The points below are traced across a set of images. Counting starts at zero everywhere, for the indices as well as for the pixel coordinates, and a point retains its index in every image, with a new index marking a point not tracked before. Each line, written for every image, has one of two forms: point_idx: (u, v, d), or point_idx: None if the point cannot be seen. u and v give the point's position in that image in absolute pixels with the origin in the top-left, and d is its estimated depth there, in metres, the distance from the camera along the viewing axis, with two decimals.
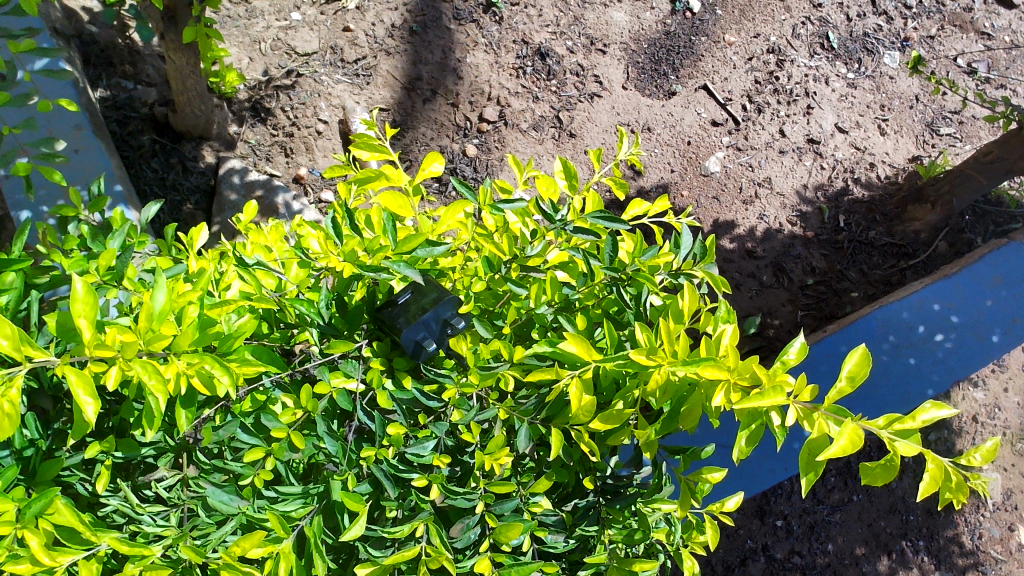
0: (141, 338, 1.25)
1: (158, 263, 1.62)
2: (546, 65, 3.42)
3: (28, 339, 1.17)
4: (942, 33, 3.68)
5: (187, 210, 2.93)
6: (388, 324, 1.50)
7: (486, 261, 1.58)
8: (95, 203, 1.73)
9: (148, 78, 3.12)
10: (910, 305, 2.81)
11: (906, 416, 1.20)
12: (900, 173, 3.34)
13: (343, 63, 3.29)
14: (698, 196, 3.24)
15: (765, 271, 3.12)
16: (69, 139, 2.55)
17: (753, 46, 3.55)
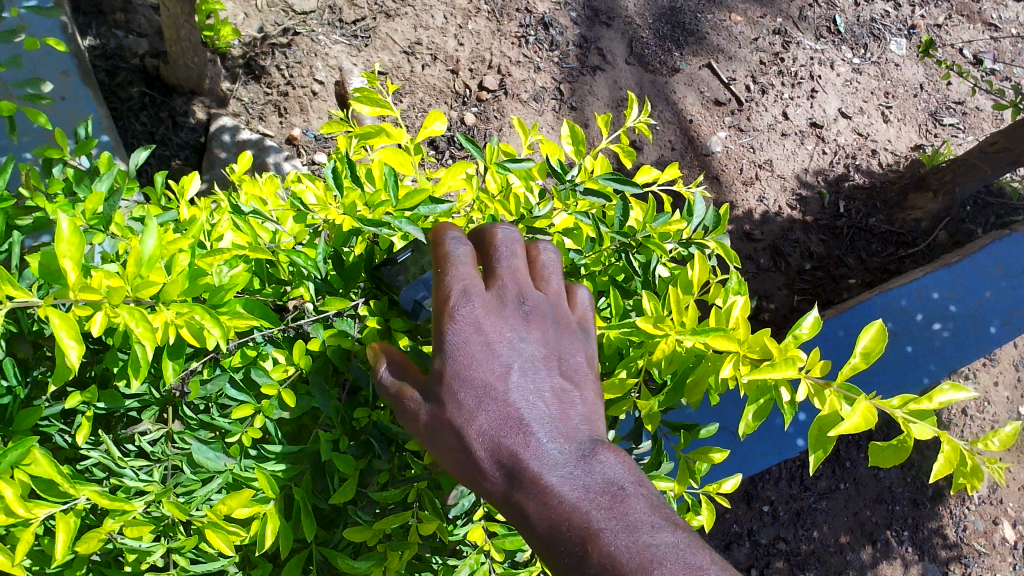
0: (129, 283, 1.22)
1: (147, 210, 1.55)
2: (549, 35, 3.34)
3: (10, 280, 1.14)
4: (949, 22, 3.64)
5: (175, 165, 2.84)
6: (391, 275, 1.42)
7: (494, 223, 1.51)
8: (82, 146, 1.66)
9: (139, 28, 3.00)
10: (909, 292, 2.62)
11: (922, 396, 1.18)
12: (901, 161, 3.31)
13: (341, 23, 3.19)
14: (699, 175, 3.19)
15: (763, 254, 3.08)
16: (55, 83, 2.40)
17: (759, 26, 3.50)
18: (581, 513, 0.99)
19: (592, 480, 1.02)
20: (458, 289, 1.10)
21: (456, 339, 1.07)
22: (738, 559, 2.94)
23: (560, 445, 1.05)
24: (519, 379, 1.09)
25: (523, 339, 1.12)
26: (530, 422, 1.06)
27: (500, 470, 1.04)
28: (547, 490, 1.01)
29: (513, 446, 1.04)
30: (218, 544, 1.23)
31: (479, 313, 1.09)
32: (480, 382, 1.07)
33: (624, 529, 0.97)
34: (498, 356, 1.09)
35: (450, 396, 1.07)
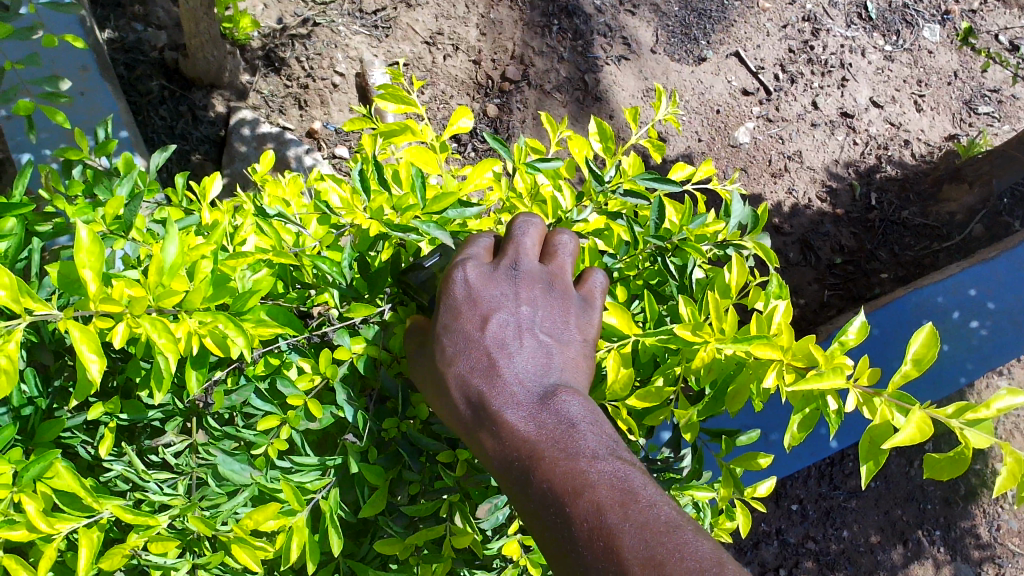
0: (151, 292, 1.19)
1: (168, 214, 1.51)
2: (573, 24, 3.26)
3: (28, 290, 1.11)
4: (985, 7, 3.54)
5: (195, 160, 2.81)
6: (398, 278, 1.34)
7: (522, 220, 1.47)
8: (101, 147, 1.63)
9: (158, 20, 2.95)
10: (945, 289, 2.53)
11: (980, 404, 1.11)
12: (935, 152, 3.22)
13: (361, 14, 3.14)
14: (726, 167, 3.13)
15: (792, 248, 3.02)
16: (73, 80, 2.37)
17: (789, 13, 3.41)
18: (528, 447, 1.03)
19: (547, 419, 1.05)
20: (459, 257, 1.20)
21: (448, 296, 1.17)
22: (766, 559, 2.91)
23: (526, 389, 1.09)
24: (500, 329, 1.14)
25: (509, 296, 1.17)
26: (501, 364, 1.11)
27: (468, 409, 1.10)
28: (505, 427, 1.06)
29: (480, 387, 1.10)
30: (245, 560, 1.19)
31: (470, 273, 1.18)
32: (460, 332, 1.15)
33: (564, 463, 0.99)
34: (483, 310, 1.15)
35: (436, 346, 1.16)
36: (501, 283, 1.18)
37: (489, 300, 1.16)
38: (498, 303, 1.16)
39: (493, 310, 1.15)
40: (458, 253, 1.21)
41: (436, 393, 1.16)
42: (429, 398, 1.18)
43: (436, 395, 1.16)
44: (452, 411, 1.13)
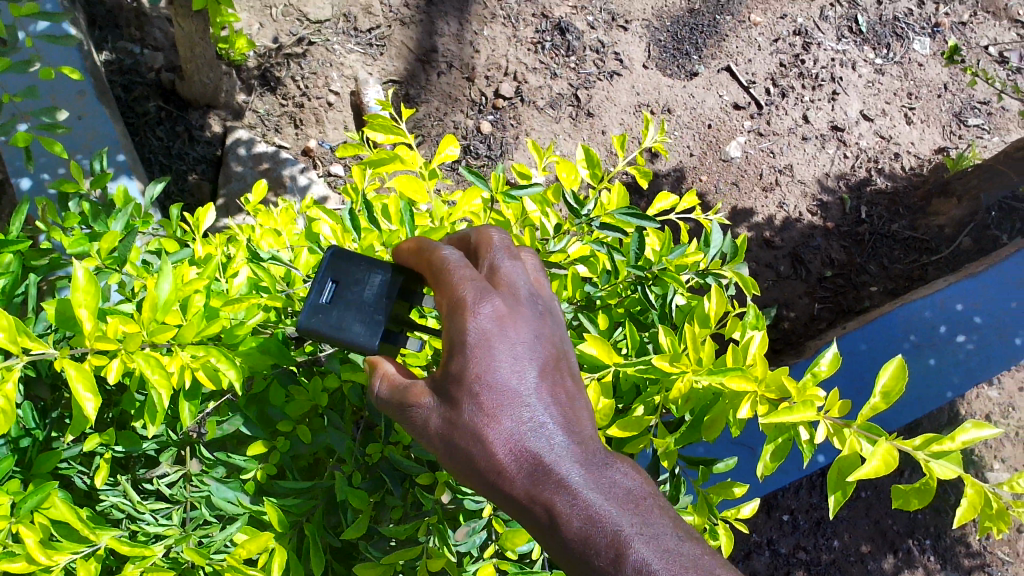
0: (145, 328, 1.22)
1: (162, 246, 1.56)
2: (565, 41, 3.30)
3: (24, 329, 1.14)
4: (974, 19, 3.57)
5: (192, 180, 2.87)
6: (311, 310, 1.22)
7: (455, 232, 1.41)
8: (97, 180, 1.69)
9: (155, 42, 2.98)
10: (932, 304, 2.56)
11: (945, 436, 1.16)
12: (925, 164, 3.25)
13: (356, 32, 3.17)
14: (717, 182, 3.17)
15: (782, 262, 3.06)
16: (71, 104, 2.40)
17: (780, 27, 3.44)
18: (602, 518, 0.98)
19: (617, 479, 1.03)
20: (472, 287, 1.12)
21: (478, 335, 1.08)
22: (758, 569, 2.95)
23: (580, 443, 1.06)
24: (538, 376, 1.10)
25: (534, 340, 1.13)
26: (544, 422, 1.06)
27: (518, 470, 1.04)
28: (574, 489, 1.01)
29: (534, 444, 1.05)
30: None
31: (498, 308, 1.11)
32: (497, 379, 1.07)
33: (654, 530, 0.98)
34: (516, 351, 1.10)
35: (466, 393, 1.08)
36: (530, 321, 1.13)
37: (521, 339, 1.10)
38: (530, 344, 1.11)
39: (526, 353, 1.10)
40: (468, 282, 1.13)
41: (468, 445, 1.07)
42: (452, 449, 1.09)
43: (464, 446, 1.07)
44: (495, 467, 1.05)
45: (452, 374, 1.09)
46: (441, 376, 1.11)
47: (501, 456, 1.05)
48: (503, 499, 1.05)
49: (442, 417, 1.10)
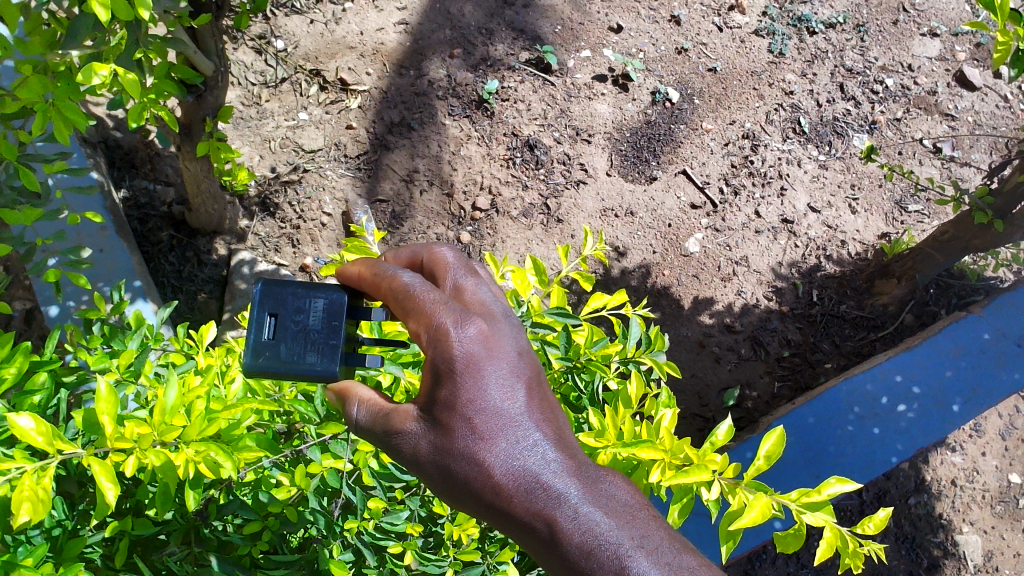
0: (156, 429, 1.49)
1: (171, 360, 1.85)
2: (534, 156, 3.66)
3: (58, 435, 1.41)
4: (908, 115, 3.91)
5: (201, 299, 3.19)
6: (255, 350, 1.46)
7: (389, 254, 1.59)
8: (117, 307, 2.01)
9: (167, 177, 3.34)
10: (872, 377, 2.82)
11: (814, 490, 1.39)
12: (869, 250, 3.57)
13: (346, 158, 3.55)
14: (679, 275, 3.46)
15: (743, 345, 3.34)
16: (93, 240, 2.73)
17: (729, 132, 3.79)
18: (601, 529, 1.16)
19: (603, 488, 1.21)
20: (461, 317, 1.30)
21: (465, 362, 1.26)
22: None
23: (565, 457, 1.23)
24: (522, 397, 1.27)
25: (515, 364, 1.31)
26: (535, 440, 1.24)
27: (518, 486, 1.20)
28: (574, 503, 1.18)
29: (527, 461, 1.21)
30: None
31: (476, 334, 1.29)
32: (486, 401, 1.24)
33: (646, 538, 1.16)
34: (498, 374, 1.27)
35: (460, 415, 1.24)
36: (504, 344, 1.31)
37: (499, 362, 1.28)
38: (508, 367, 1.29)
39: (506, 375, 1.28)
40: (445, 310, 1.30)
41: (464, 464, 1.23)
42: (447, 469, 1.24)
43: (460, 465, 1.23)
44: (494, 485, 1.21)
45: (443, 399, 1.25)
46: (429, 400, 1.27)
47: (499, 474, 1.21)
48: (501, 512, 1.21)
49: (434, 440, 1.25)
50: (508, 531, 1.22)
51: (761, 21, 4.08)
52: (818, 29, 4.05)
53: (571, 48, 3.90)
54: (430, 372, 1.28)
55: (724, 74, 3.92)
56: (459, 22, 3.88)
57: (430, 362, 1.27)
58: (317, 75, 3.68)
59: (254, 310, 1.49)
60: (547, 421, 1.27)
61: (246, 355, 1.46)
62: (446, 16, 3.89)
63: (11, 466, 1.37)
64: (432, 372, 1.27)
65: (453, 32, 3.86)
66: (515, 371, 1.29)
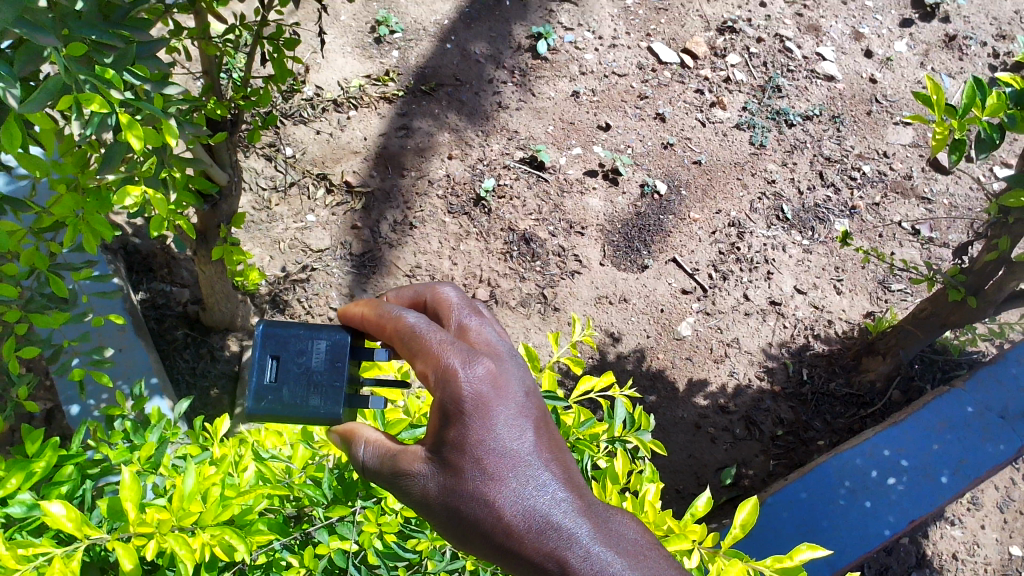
0: (175, 515, 1.61)
1: (188, 451, 1.98)
2: (530, 249, 3.83)
3: (86, 521, 1.53)
4: (886, 200, 4.11)
5: (213, 394, 3.31)
6: (257, 395, 1.61)
7: (393, 293, 1.73)
8: (138, 401, 2.15)
9: (182, 279, 3.53)
10: (862, 452, 2.95)
11: (787, 556, 1.50)
12: (855, 329, 3.70)
13: (352, 256, 3.74)
14: (673, 358, 3.59)
15: (737, 424, 3.44)
16: (113, 340, 2.89)
17: (716, 220, 3.98)
18: (609, 567, 1.27)
19: (606, 528, 1.32)
20: (471, 358, 1.40)
21: (475, 404, 1.36)
22: None
23: (570, 497, 1.34)
24: (529, 439, 1.38)
25: (522, 405, 1.41)
26: (543, 479, 1.34)
27: (528, 525, 1.30)
28: (584, 543, 1.28)
29: (535, 501, 1.31)
30: None
31: (483, 375, 1.39)
32: (494, 443, 1.34)
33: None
34: (506, 415, 1.37)
35: (469, 456, 1.34)
36: (510, 386, 1.41)
37: (505, 403, 1.38)
38: (515, 409, 1.39)
39: (512, 416, 1.38)
40: (454, 353, 1.40)
41: (473, 504, 1.32)
42: (456, 509, 1.34)
43: (470, 506, 1.33)
44: (503, 525, 1.30)
45: (453, 440, 1.35)
46: (439, 441, 1.37)
47: (508, 514, 1.30)
48: (510, 552, 1.30)
49: (443, 481, 1.35)
50: (514, 569, 1.31)
51: (741, 116, 4.33)
52: (796, 121, 4.32)
53: (563, 146, 4.13)
54: (439, 412, 1.37)
55: (709, 166, 4.14)
56: (457, 127, 4.14)
57: (440, 403, 1.37)
58: (324, 179, 3.91)
59: (257, 352, 1.63)
60: (553, 463, 1.37)
61: (249, 398, 1.61)
62: (445, 121, 4.15)
63: (42, 551, 1.48)
64: (441, 413, 1.37)
65: (452, 135, 4.11)
66: (521, 413, 1.39)
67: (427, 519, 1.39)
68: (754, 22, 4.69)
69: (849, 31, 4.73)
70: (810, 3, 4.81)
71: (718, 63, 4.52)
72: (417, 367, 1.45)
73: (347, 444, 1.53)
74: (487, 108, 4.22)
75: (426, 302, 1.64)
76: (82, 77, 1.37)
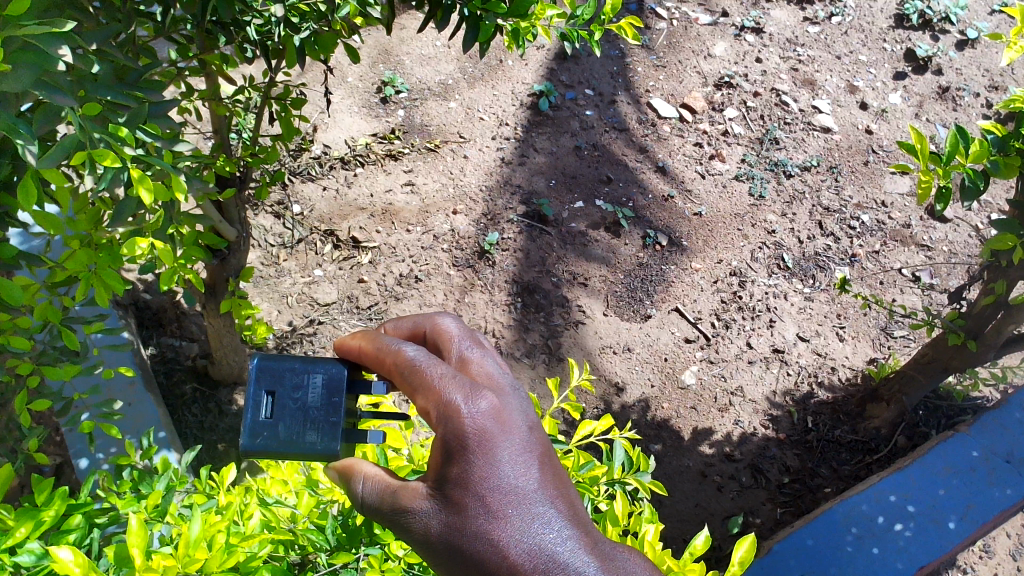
0: (180, 561, 1.62)
1: (194, 499, 2.01)
2: (534, 300, 3.87)
3: (93, 567, 1.55)
4: (886, 248, 4.16)
5: (221, 447, 3.32)
6: (252, 431, 1.64)
7: (392, 324, 1.78)
8: (145, 452, 2.19)
9: (192, 333, 3.59)
10: (867, 498, 2.94)
11: None
12: (859, 375, 3.72)
13: (358, 309, 3.79)
14: (677, 407, 3.60)
15: (744, 473, 3.43)
16: (123, 394, 2.93)
17: (718, 270, 4.02)
18: None
19: (612, 565, 1.34)
20: (474, 394, 1.44)
21: (477, 441, 1.39)
22: None
23: (576, 534, 1.35)
24: (534, 475, 1.40)
25: (526, 440, 1.44)
26: (547, 516, 1.36)
27: (532, 563, 1.31)
28: None
29: (539, 539, 1.33)
30: None
31: (486, 411, 1.43)
32: (498, 480, 1.37)
33: None
34: (510, 450, 1.40)
35: (472, 494, 1.36)
36: (513, 421, 1.45)
37: (509, 439, 1.42)
38: (518, 444, 1.42)
39: (516, 452, 1.41)
40: (456, 389, 1.44)
41: (477, 543, 1.33)
42: (457, 547, 1.34)
43: (472, 544, 1.33)
44: (508, 564, 1.31)
45: (456, 477, 1.37)
46: (442, 478, 1.39)
47: (513, 553, 1.31)
48: None
49: (444, 519, 1.36)
50: None
51: (740, 167, 4.42)
52: (795, 172, 4.40)
53: (565, 200, 4.20)
54: (442, 449, 1.41)
55: (709, 217, 4.20)
56: (461, 182, 4.24)
57: (443, 439, 1.40)
58: (331, 235, 3.99)
59: (252, 389, 1.66)
60: (558, 499, 1.39)
61: (244, 435, 1.64)
62: (449, 177, 4.25)
63: None
64: (444, 449, 1.40)
65: (456, 191, 4.20)
66: (524, 449, 1.42)
67: (427, 560, 1.39)
68: (750, 77, 4.81)
69: (844, 84, 4.84)
70: (804, 58, 4.94)
71: (716, 116, 4.62)
72: (418, 402, 1.49)
73: (346, 481, 1.55)
74: (490, 163, 4.32)
75: (426, 333, 1.69)
76: (98, 135, 1.45)
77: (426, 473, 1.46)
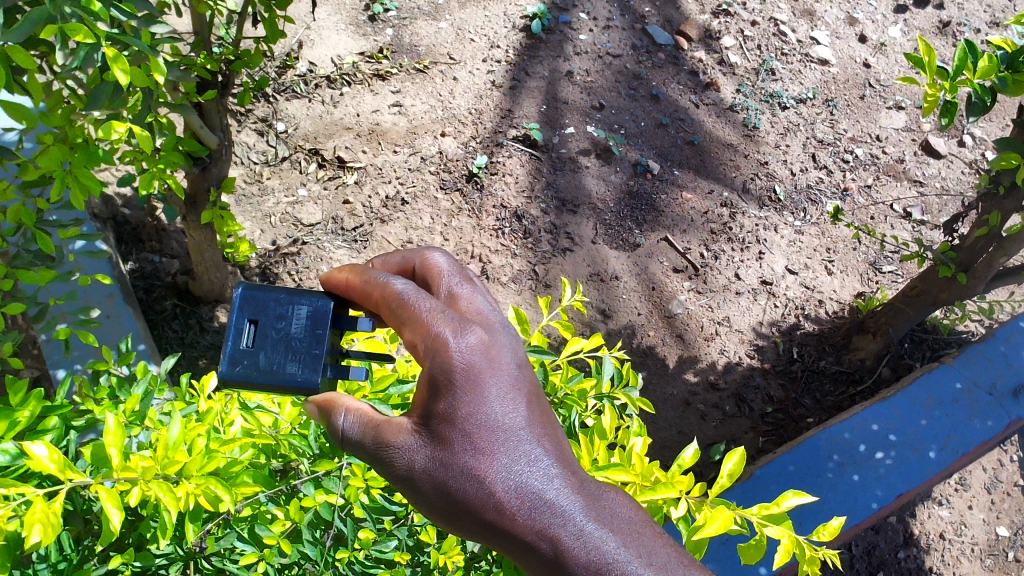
0: (159, 463, 1.56)
1: (174, 406, 1.97)
2: (522, 226, 3.81)
3: (70, 464, 1.50)
4: (878, 182, 4.12)
5: (202, 364, 3.28)
6: (231, 360, 1.58)
7: (381, 260, 1.72)
8: (123, 358, 2.14)
9: (172, 250, 3.52)
10: (850, 427, 2.95)
11: (772, 503, 1.50)
12: (845, 308, 3.73)
13: (343, 231, 3.72)
14: (664, 335, 3.58)
15: (727, 402, 3.45)
16: (101, 306, 2.86)
17: (709, 201, 3.96)
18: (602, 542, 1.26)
19: (600, 504, 1.32)
20: (463, 329, 1.39)
21: (466, 376, 1.35)
22: None
23: (563, 472, 1.33)
24: (522, 413, 1.37)
25: (514, 378, 1.40)
26: (535, 455, 1.33)
27: (518, 502, 1.28)
28: (577, 521, 1.27)
29: (526, 477, 1.30)
30: None
31: (474, 346, 1.38)
32: (486, 416, 1.33)
33: (653, 555, 1.27)
34: (498, 387, 1.36)
35: (458, 429, 1.33)
36: (502, 358, 1.41)
37: (497, 375, 1.38)
38: (506, 381, 1.38)
39: (505, 389, 1.37)
40: (445, 323, 1.39)
41: (463, 480, 1.31)
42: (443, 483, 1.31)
43: (458, 480, 1.31)
44: (494, 501, 1.29)
45: (442, 412, 1.34)
46: (428, 413, 1.35)
47: (499, 490, 1.29)
48: (500, 529, 1.28)
49: (430, 454, 1.33)
50: (504, 546, 1.29)
51: (735, 98, 4.33)
52: (790, 104, 4.32)
53: (556, 125, 4.11)
54: (429, 384, 1.37)
55: (702, 146, 4.13)
56: (451, 105, 4.13)
57: (430, 373, 1.36)
58: (315, 154, 3.89)
59: (233, 318, 1.61)
60: (546, 438, 1.36)
61: (223, 363, 1.58)
62: (438, 99, 4.14)
63: (22, 492, 1.44)
64: (431, 384, 1.36)
65: (445, 113, 4.10)
66: (513, 386, 1.39)
67: (410, 496, 1.37)
68: (749, 6, 4.68)
69: (844, 16, 4.74)
70: None
71: (712, 45, 4.51)
72: (405, 337, 1.44)
73: (327, 414, 1.47)
74: (481, 86, 4.21)
75: (415, 269, 1.64)
76: (68, 9, 1.37)
77: (412, 407, 1.41)
